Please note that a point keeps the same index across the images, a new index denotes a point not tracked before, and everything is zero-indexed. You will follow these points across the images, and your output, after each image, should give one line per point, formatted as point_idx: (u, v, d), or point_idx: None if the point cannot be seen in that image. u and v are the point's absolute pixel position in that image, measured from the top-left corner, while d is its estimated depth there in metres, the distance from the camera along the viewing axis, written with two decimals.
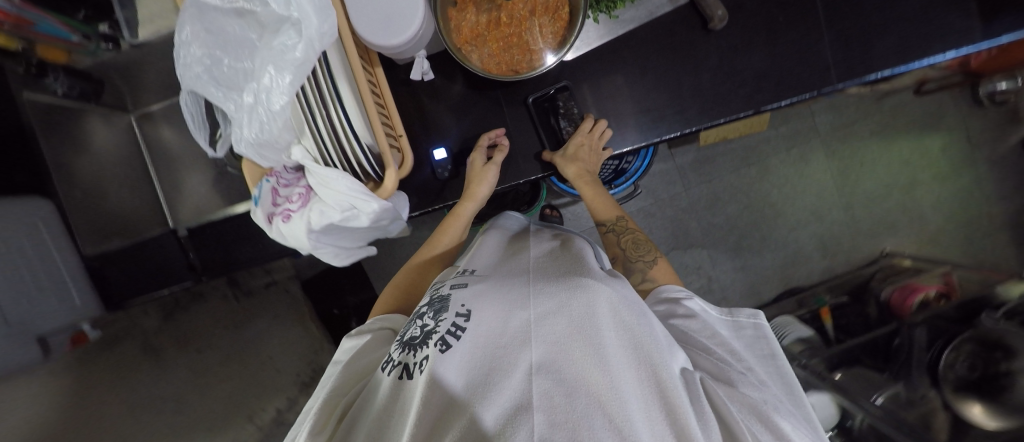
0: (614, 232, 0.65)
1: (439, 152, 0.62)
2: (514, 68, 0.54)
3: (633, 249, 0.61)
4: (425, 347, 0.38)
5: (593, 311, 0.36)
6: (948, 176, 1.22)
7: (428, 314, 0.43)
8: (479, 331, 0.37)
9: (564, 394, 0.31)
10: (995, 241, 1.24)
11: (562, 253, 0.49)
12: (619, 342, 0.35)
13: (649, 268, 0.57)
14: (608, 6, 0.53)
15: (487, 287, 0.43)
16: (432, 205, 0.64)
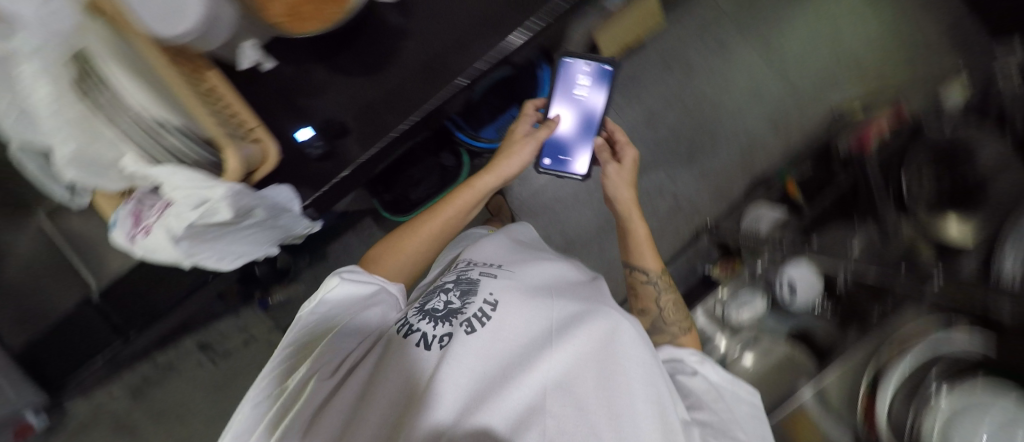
0: (653, 285, 0.71)
1: (304, 133, 0.58)
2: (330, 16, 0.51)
3: (672, 311, 0.68)
4: (450, 323, 0.47)
5: (612, 346, 0.45)
6: (866, 7, 1.19)
7: (453, 293, 0.52)
8: (503, 322, 0.46)
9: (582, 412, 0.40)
10: (943, 51, 1.18)
11: (578, 288, 0.58)
12: (640, 394, 0.42)
13: (682, 335, 0.64)
14: None
15: (523, 291, 0.51)
16: (323, 188, 0.61)
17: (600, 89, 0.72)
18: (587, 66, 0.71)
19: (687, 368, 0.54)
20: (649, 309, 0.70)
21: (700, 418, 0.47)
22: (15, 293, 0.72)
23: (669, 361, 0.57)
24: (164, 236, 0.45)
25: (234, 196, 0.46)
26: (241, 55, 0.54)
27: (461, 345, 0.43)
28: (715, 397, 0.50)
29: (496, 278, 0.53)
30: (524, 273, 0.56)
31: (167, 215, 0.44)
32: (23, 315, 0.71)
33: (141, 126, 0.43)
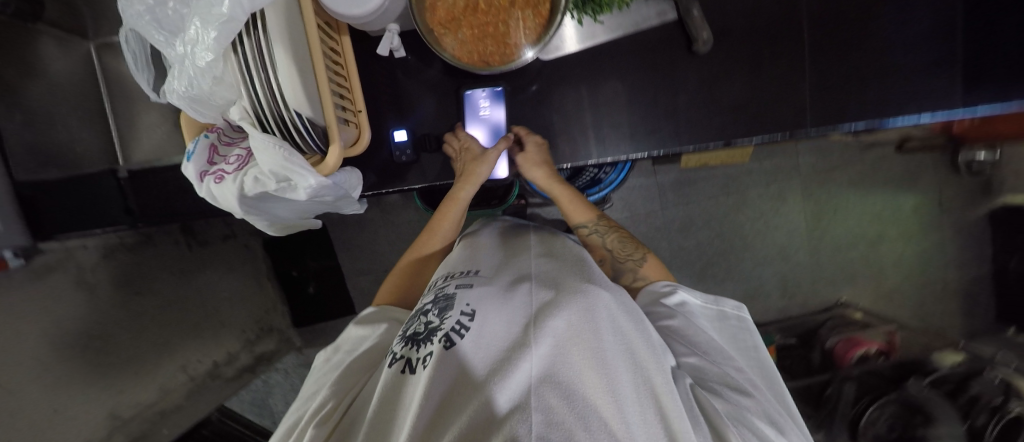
0: (595, 233, 0.71)
1: (398, 134, 0.59)
2: (486, 59, 0.52)
3: (621, 250, 0.68)
4: (429, 343, 0.44)
5: (594, 317, 0.44)
6: (914, 228, 1.24)
7: (434, 313, 0.49)
8: (483, 329, 0.43)
9: (570, 396, 0.36)
10: (947, 305, 1.28)
11: (562, 266, 0.56)
12: (615, 348, 0.42)
13: (638, 268, 0.66)
14: (593, 10, 0.51)
15: (493, 295, 0.48)
16: (389, 189, 0.61)
17: (500, 104, 0.59)
18: (479, 92, 0.59)
19: (665, 311, 0.58)
20: (604, 257, 0.70)
21: (683, 361, 0.52)
22: (43, 109, 0.66)
23: (646, 303, 0.61)
24: (235, 188, 0.44)
25: (314, 189, 0.45)
26: (382, 39, 0.52)
27: (448, 357, 0.41)
28: (705, 349, 0.53)
29: (473, 290, 0.50)
30: (506, 273, 0.55)
31: (248, 171, 0.44)
32: (45, 143, 0.66)
33: (268, 93, 0.37)
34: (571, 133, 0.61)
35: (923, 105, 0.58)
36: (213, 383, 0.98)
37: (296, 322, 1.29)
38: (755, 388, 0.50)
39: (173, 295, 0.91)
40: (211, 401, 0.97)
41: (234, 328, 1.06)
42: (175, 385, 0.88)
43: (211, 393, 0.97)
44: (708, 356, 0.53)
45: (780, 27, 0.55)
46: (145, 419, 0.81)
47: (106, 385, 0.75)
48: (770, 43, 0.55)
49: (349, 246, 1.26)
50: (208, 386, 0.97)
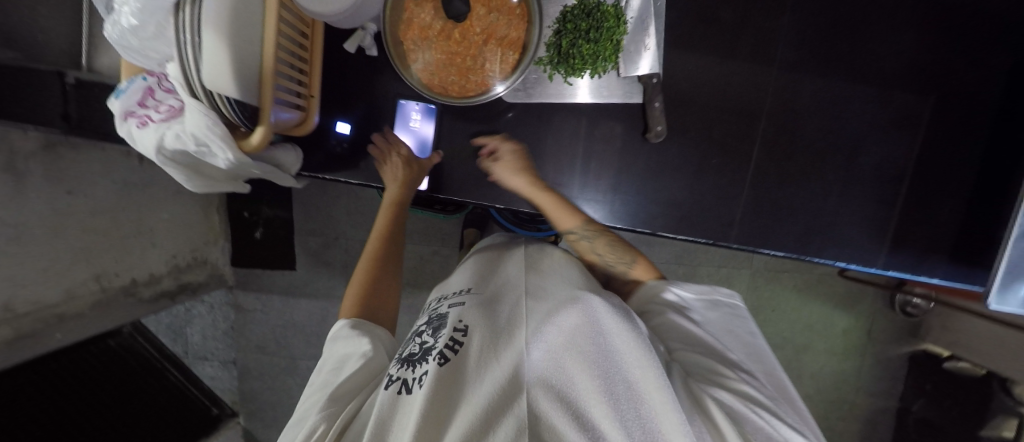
0: (585, 239, 0.65)
1: (343, 127, 0.58)
2: (446, 87, 0.53)
3: (611, 254, 0.68)
4: (425, 362, 0.46)
5: (583, 321, 0.46)
6: (839, 348, 1.30)
7: (428, 336, 0.53)
8: (478, 346, 0.46)
9: (567, 400, 0.38)
10: (847, 426, 1.34)
11: (560, 279, 0.58)
12: (600, 348, 0.44)
13: (630, 269, 0.70)
14: (566, 70, 0.52)
15: (484, 312, 0.52)
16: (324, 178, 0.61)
17: (431, 119, 0.59)
18: (411, 102, 0.58)
19: (657, 313, 0.61)
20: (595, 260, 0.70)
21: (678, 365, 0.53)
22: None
23: (643, 299, 0.66)
24: (153, 139, 0.44)
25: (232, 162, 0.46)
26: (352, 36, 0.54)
27: (443, 373, 0.43)
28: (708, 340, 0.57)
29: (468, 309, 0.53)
30: (505, 291, 0.58)
31: (172, 126, 0.44)
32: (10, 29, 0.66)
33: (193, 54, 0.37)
34: (556, 162, 0.61)
35: (840, 252, 0.62)
36: (125, 300, 0.98)
37: (235, 262, 1.28)
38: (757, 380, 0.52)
39: (107, 203, 0.90)
40: (117, 316, 0.97)
41: (164, 250, 1.06)
42: (82, 292, 0.88)
43: (120, 309, 0.97)
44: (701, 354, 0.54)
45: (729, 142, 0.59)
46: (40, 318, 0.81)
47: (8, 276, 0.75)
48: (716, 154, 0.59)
49: (308, 204, 1.25)
50: (118, 302, 0.96)
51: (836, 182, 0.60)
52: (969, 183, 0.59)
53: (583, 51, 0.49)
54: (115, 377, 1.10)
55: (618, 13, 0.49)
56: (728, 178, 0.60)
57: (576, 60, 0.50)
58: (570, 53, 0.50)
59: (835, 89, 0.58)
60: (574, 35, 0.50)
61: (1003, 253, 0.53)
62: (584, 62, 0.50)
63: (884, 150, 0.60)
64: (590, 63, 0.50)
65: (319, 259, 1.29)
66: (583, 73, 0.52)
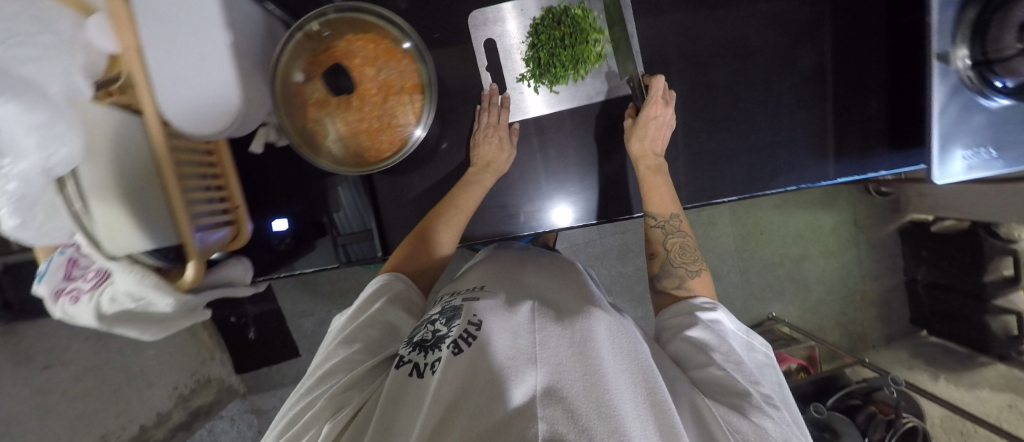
0: (663, 229, 0.58)
1: (278, 224, 0.58)
2: (362, 154, 0.53)
3: (681, 254, 0.56)
4: (439, 349, 0.39)
5: (598, 341, 0.39)
6: (833, 246, 1.34)
7: (441, 322, 0.45)
8: (488, 337, 0.39)
9: (574, 401, 0.31)
10: (866, 315, 1.38)
11: (565, 288, 0.52)
12: (621, 371, 0.36)
13: (690, 278, 0.55)
14: (551, 79, 0.59)
15: (499, 307, 0.44)
16: (278, 276, 0.60)
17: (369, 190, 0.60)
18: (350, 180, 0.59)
19: (688, 319, 0.48)
20: (657, 254, 0.58)
21: (700, 378, 0.43)
22: None
23: (675, 312, 0.51)
24: (92, 309, 0.44)
25: (176, 302, 0.45)
26: (255, 136, 0.54)
27: (457, 366, 0.36)
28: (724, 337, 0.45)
29: (480, 302, 0.46)
30: (512, 290, 0.50)
31: (104, 289, 0.44)
32: None
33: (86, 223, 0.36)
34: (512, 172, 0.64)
35: (784, 175, 0.65)
36: None
37: (238, 369, 1.26)
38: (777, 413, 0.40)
39: (90, 360, 0.88)
40: None
41: (164, 385, 1.04)
42: None
43: None
44: (736, 364, 0.42)
45: None
46: None
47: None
48: None
49: (292, 289, 1.25)
50: None
51: (761, 114, 0.64)
52: (881, 73, 0.63)
53: (564, 57, 0.57)
54: None
55: (585, 13, 0.56)
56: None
57: (560, 69, 0.57)
58: (554, 65, 0.57)
59: (732, 30, 0.61)
60: (551, 47, 0.57)
61: (931, 128, 0.57)
62: (568, 68, 0.58)
63: (794, 68, 0.63)
64: (574, 67, 0.58)
65: (320, 337, 1.28)
66: (565, 78, 0.59)
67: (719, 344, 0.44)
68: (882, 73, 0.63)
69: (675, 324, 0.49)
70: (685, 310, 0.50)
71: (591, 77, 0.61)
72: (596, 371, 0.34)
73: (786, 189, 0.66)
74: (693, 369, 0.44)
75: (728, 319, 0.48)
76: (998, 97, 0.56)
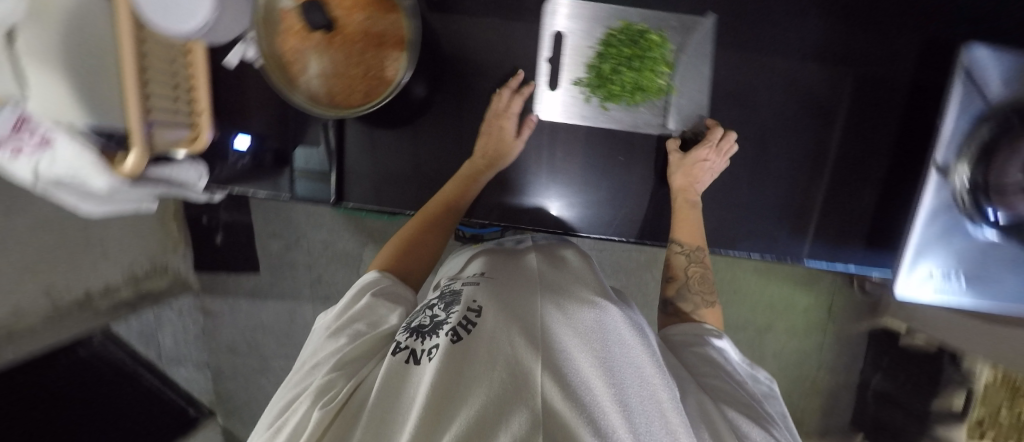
0: (686, 256, 0.57)
1: (241, 140, 0.58)
2: (332, 98, 0.52)
3: (700, 281, 0.56)
4: (434, 335, 0.40)
5: (608, 327, 0.39)
6: (800, 326, 1.32)
7: (437, 308, 0.47)
8: (491, 322, 0.39)
9: (586, 392, 0.31)
10: (811, 401, 1.37)
11: (579, 269, 0.52)
12: (630, 362, 0.36)
13: (703, 307, 0.54)
14: (606, 92, 0.55)
15: (499, 290, 0.46)
16: (232, 190, 0.60)
17: (354, 133, 0.60)
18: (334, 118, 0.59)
19: (700, 338, 0.49)
20: (675, 278, 0.57)
21: (713, 383, 0.42)
22: None
23: (684, 331, 0.51)
24: (30, 165, 0.45)
25: (116, 186, 0.46)
26: (233, 48, 0.55)
27: (453, 353, 0.37)
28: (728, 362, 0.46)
29: (482, 286, 0.47)
30: (516, 272, 0.50)
31: (47, 155, 0.44)
32: None
33: None
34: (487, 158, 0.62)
35: (752, 243, 0.64)
36: (81, 312, 0.99)
37: (197, 268, 1.29)
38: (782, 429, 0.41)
39: (52, 218, 0.90)
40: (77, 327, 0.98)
41: (120, 260, 1.07)
42: (35, 306, 0.89)
43: (77, 321, 0.98)
44: (742, 383, 0.44)
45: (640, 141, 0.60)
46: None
47: None
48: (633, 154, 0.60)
49: (266, 208, 1.26)
50: (74, 314, 0.97)
51: (744, 172, 0.62)
52: (881, 169, 0.61)
53: (625, 77, 0.54)
54: (89, 384, 1.13)
55: (661, 43, 0.53)
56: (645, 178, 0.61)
57: (619, 85, 0.54)
58: (615, 79, 0.54)
59: (743, 79, 0.58)
60: (616, 61, 0.54)
61: (908, 239, 0.56)
62: (626, 89, 0.55)
63: (796, 139, 0.61)
64: (632, 90, 0.55)
65: (282, 261, 1.30)
66: (620, 99, 0.56)
67: (728, 365, 0.45)
68: (882, 169, 0.61)
69: (683, 340, 0.50)
70: (692, 330, 0.51)
71: (645, 108, 0.57)
72: (604, 362, 0.35)
73: (750, 257, 0.64)
74: (705, 374, 0.44)
75: (734, 348, 0.50)
76: (986, 227, 0.54)
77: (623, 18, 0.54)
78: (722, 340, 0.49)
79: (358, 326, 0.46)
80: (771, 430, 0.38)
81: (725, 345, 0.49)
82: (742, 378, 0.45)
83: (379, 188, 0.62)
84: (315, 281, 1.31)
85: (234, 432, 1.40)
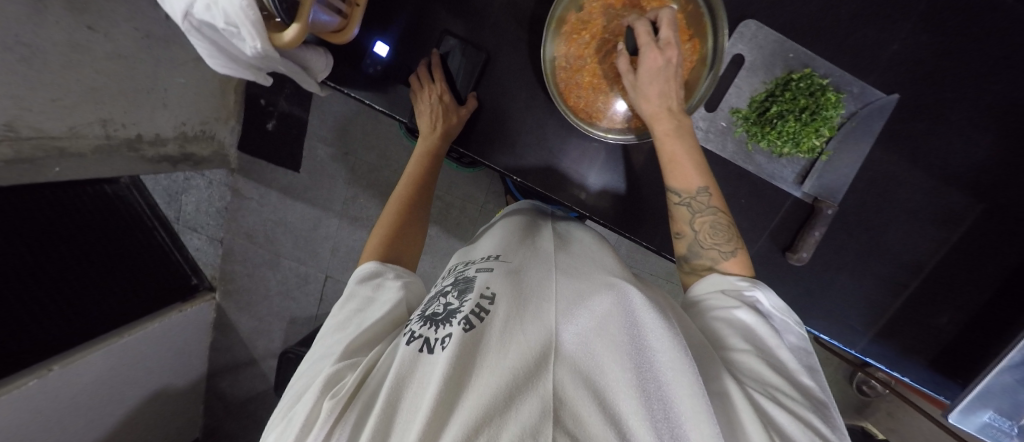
0: (688, 207, 0.51)
1: (381, 48, 0.57)
2: (590, 112, 0.53)
3: (711, 235, 0.50)
4: (447, 325, 0.42)
5: (621, 313, 0.41)
6: None
7: (451, 296, 0.48)
8: (502, 313, 0.41)
9: (592, 395, 0.34)
10: None
11: (595, 261, 0.55)
12: (639, 347, 0.39)
13: (723, 260, 0.50)
14: (757, 133, 0.54)
15: (512, 279, 0.47)
16: (353, 95, 0.58)
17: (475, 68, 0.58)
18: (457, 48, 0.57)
19: (727, 299, 0.46)
20: (684, 234, 0.53)
21: (735, 357, 0.42)
22: None
23: (705, 291, 0.50)
24: (183, 1, 0.41)
25: (260, 51, 0.42)
26: None
27: (465, 342, 0.38)
28: (767, 330, 0.43)
29: (496, 274, 0.48)
30: (527, 264, 0.52)
31: None
32: None
33: None
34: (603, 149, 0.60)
35: (824, 324, 0.63)
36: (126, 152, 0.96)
37: (241, 146, 1.26)
38: (824, 409, 0.40)
39: (127, 50, 0.86)
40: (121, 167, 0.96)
41: (175, 113, 1.04)
42: (88, 132, 0.86)
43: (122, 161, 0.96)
44: (768, 350, 0.42)
45: (766, 190, 0.58)
46: (47, 147, 0.80)
47: (33, 103, 0.73)
48: (753, 200, 0.58)
49: (326, 112, 1.22)
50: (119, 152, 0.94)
51: (851, 256, 0.60)
52: (980, 298, 0.59)
53: (787, 126, 0.51)
54: (106, 222, 1.13)
55: (839, 105, 0.50)
56: (754, 230, 0.59)
57: (775, 132, 0.52)
58: (776, 123, 0.52)
59: (889, 166, 0.56)
60: (785, 107, 0.51)
61: (980, 378, 0.54)
62: (781, 137, 0.52)
63: (911, 241, 0.59)
64: (786, 141, 0.52)
65: (324, 169, 1.28)
66: (768, 144, 0.54)
67: (754, 340, 0.43)
68: (980, 299, 0.59)
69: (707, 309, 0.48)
70: (720, 285, 0.48)
71: (788, 160, 0.56)
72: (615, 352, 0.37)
73: (815, 335, 0.64)
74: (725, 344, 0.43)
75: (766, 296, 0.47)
76: None
77: (808, 66, 0.53)
78: (751, 295, 0.46)
79: (362, 304, 0.51)
80: (799, 408, 0.37)
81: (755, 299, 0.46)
82: (771, 343, 0.43)
83: (493, 144, 0.61)
84: (349, 199, 1.30)
85: (226, 311, 1.42)
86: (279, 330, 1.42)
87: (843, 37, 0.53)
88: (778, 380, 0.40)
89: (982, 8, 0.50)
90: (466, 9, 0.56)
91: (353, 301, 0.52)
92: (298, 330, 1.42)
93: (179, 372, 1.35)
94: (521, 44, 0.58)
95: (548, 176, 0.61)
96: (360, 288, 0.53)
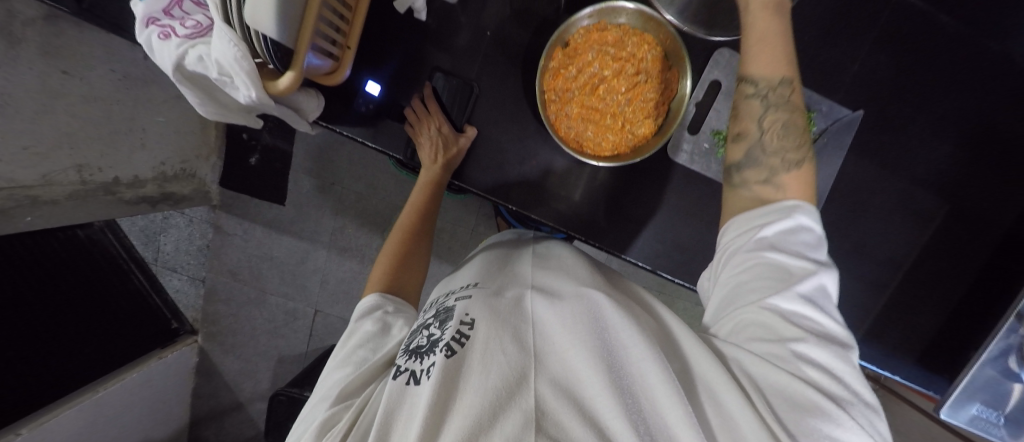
0: (762, 98, 0.49)
1: (372, 87, 0.58)
2: (580, 141, 0.55)
3: (779, 136, 0.48)
4: (431, 354, 0.41)
5: (595, 322, 0.42)
6: None
7: (434, 326, 0.47)
8: (481, 333, 0.41)
9: (573, 402, 0.34)
10: None
11: (576, 275, 0.56)
12: (616, 351, 0.39)
13: (784, 172, 0.47)
14: None
15: (489, 302, 0.47)
16: (344, 133, 0.58)
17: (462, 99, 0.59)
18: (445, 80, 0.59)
19: (745, 256, 0.44)
20: (748, 132, 0.50)
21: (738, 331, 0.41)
22: None
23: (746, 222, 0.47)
24: (174, 54, 0.41)
25: (253, 99, 0.42)
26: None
27: (448, 368, 0.38)
28: (797, 273, 0.40)
29: (475, 300, 0.48)
30: (504, 287, 0.53)
31: (195, 47, 0.41)
32: None
33: None
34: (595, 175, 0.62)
35: None
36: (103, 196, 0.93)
37: (223, 183, 1.24)
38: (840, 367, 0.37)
39: (105, 93, 0.85)
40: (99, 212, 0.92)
41: (154, 154, 1.01)
42: (62, 178, 0.82)
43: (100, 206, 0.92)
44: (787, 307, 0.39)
45: None
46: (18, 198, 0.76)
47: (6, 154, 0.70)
48: None
49: (311, 145, 1.22)
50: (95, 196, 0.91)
51: (834, 263, 0.63)
52: (955, 295, 0.62)
53: None
54: (79, 269, 1.07)
55: None
56: None
57: None
58: None
59: (861, 177, 0.60)
60: None
61: (965, 373, 0.57)
62: None
63: (888, 245, 0.63)
64: None
65: (311, 201, 1.26)
66: None
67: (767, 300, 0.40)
68: (953, 296, 0.62)
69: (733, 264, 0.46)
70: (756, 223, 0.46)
71: None
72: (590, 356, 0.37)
73: None
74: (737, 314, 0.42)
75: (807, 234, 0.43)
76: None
77: None
78: (785, 235, 0.43)
79: (363, 340, 0.50)
80: (807, 371, 0.35)
81: (789, 241, 0.43)
82: (789, 306, 0.40)
83: (485, 173, 0.62)
84: (337, 229, 1.28)
85: (210, 354, 1.36)
86: (267, 370, 1.37)
87: (808, 61, 0.57)
88: (793, 337, 0.37)
89: (927, 32, 0.55)
90: (454, 47, 0.58)
91: (348, 337, 0.51)
92: (287, 368, 1.37)
93: (159, 423, 1.27)
94: (509, 77, 0.59)
95: (541, 203, 0.62)
96: (364, 324, 0.52)
